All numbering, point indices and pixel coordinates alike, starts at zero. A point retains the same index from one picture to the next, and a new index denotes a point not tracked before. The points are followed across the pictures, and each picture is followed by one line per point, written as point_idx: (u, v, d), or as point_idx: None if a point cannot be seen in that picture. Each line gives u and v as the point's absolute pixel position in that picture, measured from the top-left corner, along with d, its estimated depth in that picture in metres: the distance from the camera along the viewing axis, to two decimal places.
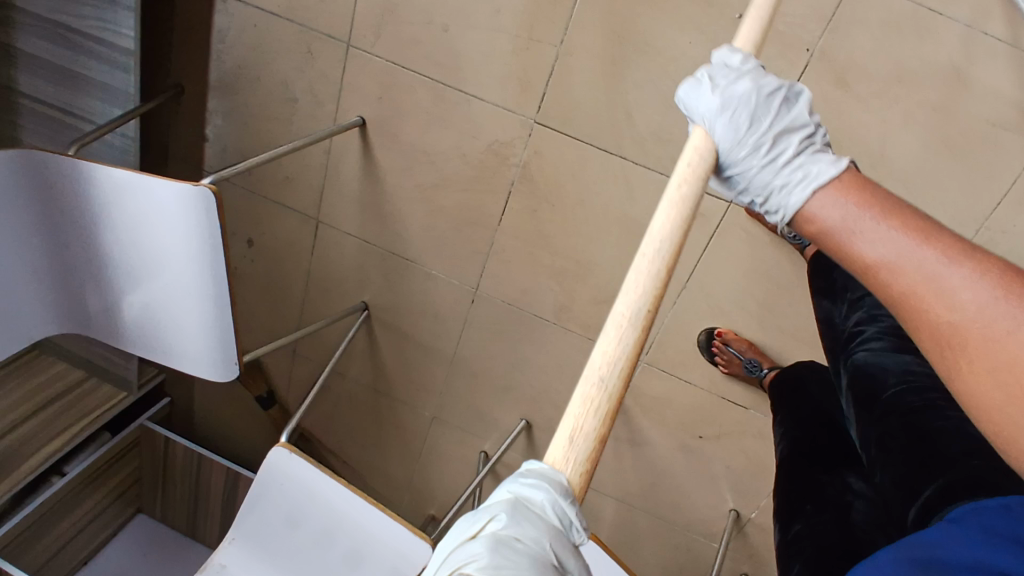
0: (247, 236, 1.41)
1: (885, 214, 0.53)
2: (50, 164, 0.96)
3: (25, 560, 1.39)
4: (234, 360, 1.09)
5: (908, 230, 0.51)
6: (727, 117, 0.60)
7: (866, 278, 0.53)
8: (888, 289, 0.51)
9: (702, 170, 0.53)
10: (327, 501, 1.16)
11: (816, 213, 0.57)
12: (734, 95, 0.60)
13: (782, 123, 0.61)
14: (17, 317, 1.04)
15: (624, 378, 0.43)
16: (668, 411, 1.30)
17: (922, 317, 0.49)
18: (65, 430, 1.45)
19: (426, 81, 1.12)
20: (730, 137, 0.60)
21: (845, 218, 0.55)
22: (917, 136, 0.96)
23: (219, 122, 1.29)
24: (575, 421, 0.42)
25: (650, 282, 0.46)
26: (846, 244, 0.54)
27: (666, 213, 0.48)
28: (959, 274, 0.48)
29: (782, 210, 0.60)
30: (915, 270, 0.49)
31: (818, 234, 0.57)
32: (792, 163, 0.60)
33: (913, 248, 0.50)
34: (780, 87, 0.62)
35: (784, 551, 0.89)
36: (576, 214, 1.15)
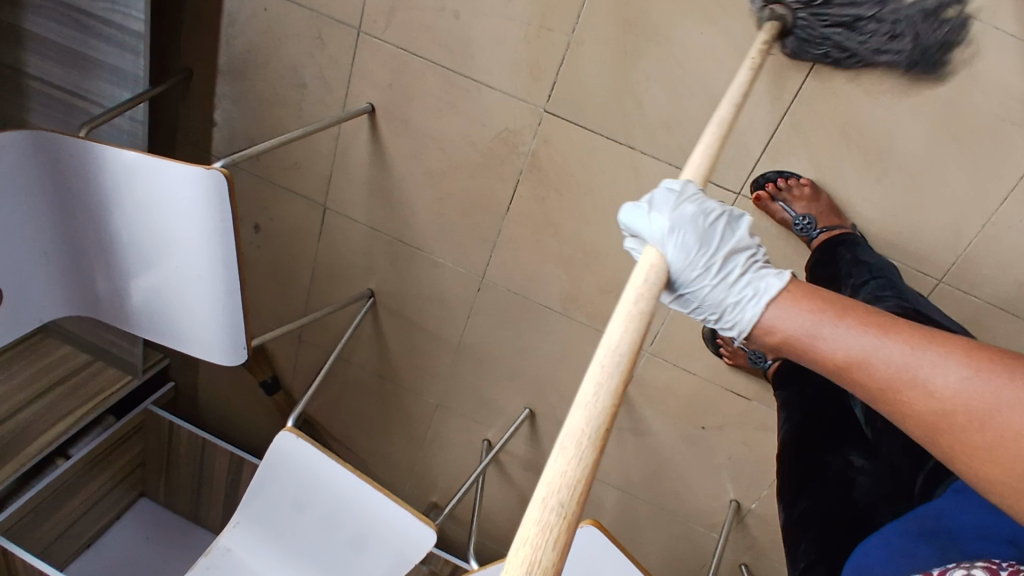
0: (254, 221, 1.41)
1: (839, 315, 0.58)
2: (61, 145, 0.96)
3: (30, 540, 1.40)
4: (242, 344, 1.09)
5: (865, 328, 0.56)
6: (680, 241, 0.62)
7: (841, 376, 0.57)
8: (868, 385, 0.55)
9: (658, 276, 0.58)
10: (331, 479, 1.16)
11: (775, 323, 0.62)
12: (688, 220, 0.63)
13: (729, 245, 0.66)
14: (26, 299, 1.04)
15: (580, 499, 0.41)
16: (671, 401, 1.30)
17: (908, 409, 0.53)
18: (70, 413, 1.45)
19: (437, 68, 1.12)
20: (687, 259, 0.63)
21: (804, 325, 0.59)
22: (927, 129, 0.97)
23: (228, 107, 1.29)
24: (528, 552, 0.39)
25: (616, 365, 0.47)
26: (815, 349, 0.57)
27: (627, 305, 0.52)
28: (928, 361, 0.53)
29: (738, 325, 0.64)
30: (888, 364, 0.54)
31: (784, 343, 0.61)
32: (741, 280, 0.65)
33: (876, 345, 0.55)
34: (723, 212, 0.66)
35: (788, 530, 0.89)
36: (584, 204, 1.16)
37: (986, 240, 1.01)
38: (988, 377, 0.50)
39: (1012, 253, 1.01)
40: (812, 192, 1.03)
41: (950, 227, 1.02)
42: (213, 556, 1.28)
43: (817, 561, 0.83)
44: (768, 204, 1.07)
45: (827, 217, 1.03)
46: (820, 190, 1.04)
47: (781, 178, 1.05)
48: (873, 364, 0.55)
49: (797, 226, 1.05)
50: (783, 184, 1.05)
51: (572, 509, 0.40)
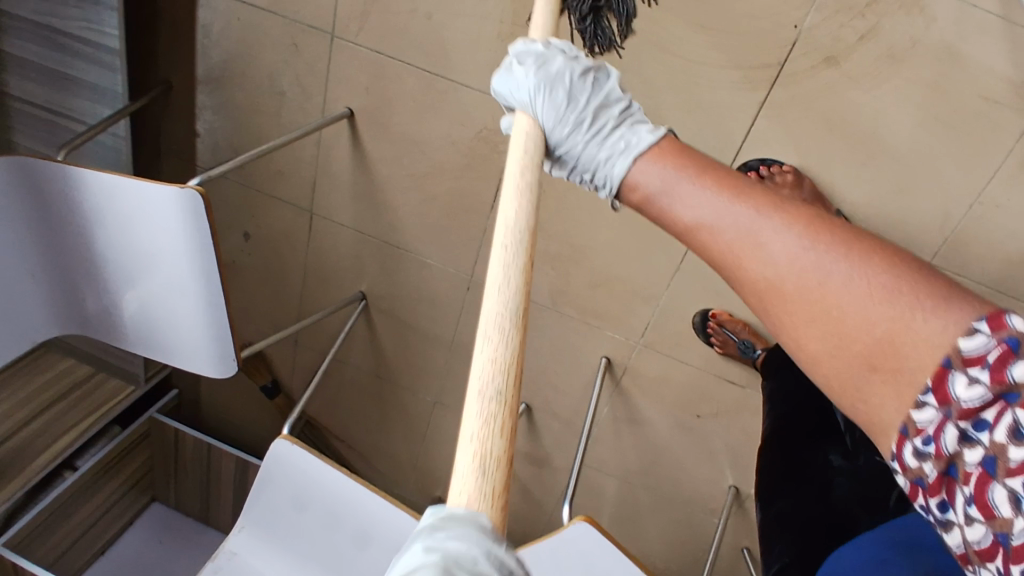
0: (243, 229, 1.42)
1: (694, 178, 0.57)
2: (39, 170, 0.96)
3: (41, 552, 1.44)
4: (231, 356, 1.10)
5: (718, 187, 0.56)
6: (545, 96, 0.62)
7: (684, 237, 0.57)
8: (708, 245, 0.55)
9: (533, 148, 0.55)
10: (332, 488, 1.19)
11: (638, 179, 0.60)
12: (547, 76, 0.63)
13: (597, 98, 0.65)
14: (17, 322, 1.06)
15: (515, 382, 0.38)
16: (666, 391, 1.31)
17: (744, 272, 0.53)
18: (73, 426, 1.49)
19: (413, 71, 1.11)
20: (551, 117, 0.63)
21: (662, 185, 0.58)
22: (911, 113, 0.95)
23: (209, 117, 1.29)
24: (476, 444, 0.35)
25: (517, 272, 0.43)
26: (666, 211, 0.57)
27: (512, 203, 0.48)
28: (771, 227, 0.52)
29: (606, 182, 0.63)
30: (734, 230, 0.54)
31: (642, 201, 0.60)
32: (611, 134, 0.64)
33: (725, 208, 0.54)
34: (586, 63, 0.65)
35: (763, 528, 0.90)
36: (567, 199, 1.15)
37: (975, 221, 1.00)
38: (825, 248, 0.50)
39: (1001, 233, 1.00)
40: (794, 178, 1.00)
41: (938, 210, 1.01)
42: (219, 559, 1.31)
43: (792, 562, 0.84)
44: None
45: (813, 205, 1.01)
46: (803, 176, 1.02)
47: (763, 166, 1.03)
48: (717, 226, 0.55)
49: None
50: (765, 171, 1.03)
51: (512, 394, 0.37)
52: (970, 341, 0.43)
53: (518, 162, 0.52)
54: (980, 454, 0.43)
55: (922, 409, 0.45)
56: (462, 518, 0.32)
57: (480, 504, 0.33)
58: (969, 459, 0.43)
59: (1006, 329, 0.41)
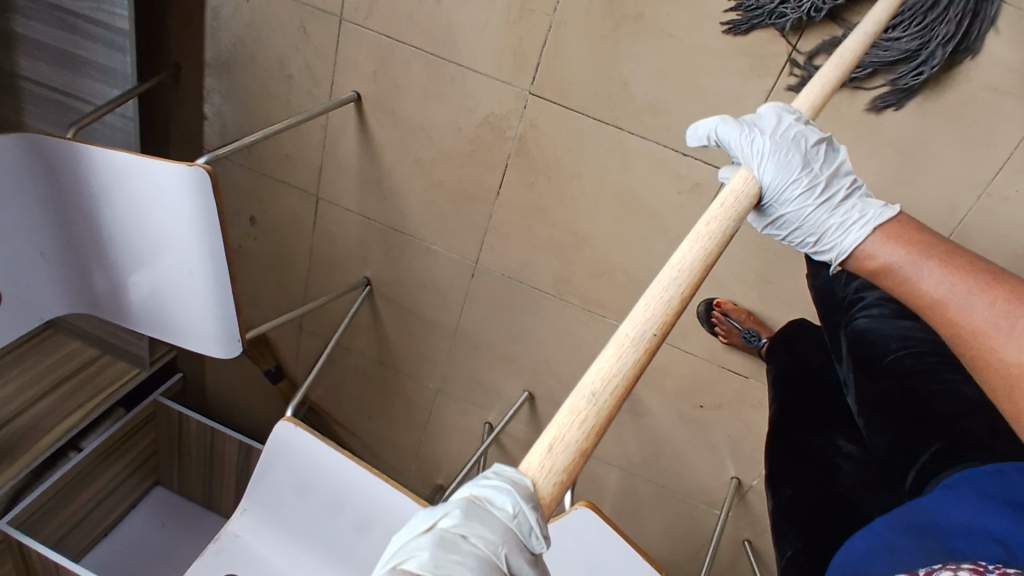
0: (250, 213, 1.42)
1: (947, 265, 0.65)
2: (50, 147, 0.97)
3: (45, 531, 1.45)
4: (237, 338, 1.11)
5: (967, 278, 0.63)
6: (790, 162, 0.71)
7: (926, 310, 0.65)
8: (947, 318, 0.62)
9: (735, 211, 0.59)
10: (329, 471, 1.19)
11: (878, 253, 0.71)
12: (792, 144, 0.72)
13: (828, 168, 0.75)
14: (27, 299, 1.07)
15: (615, 396, 0.45)
16: (667, 381, 1.31)
17: (981, 347, 0.59)
18: (80, 406, 1.50)
19: (420, 55, 1.11)
20: (791, 182, 0.72)
21: (907, 261, 0.67)
22: (919, 102, 0.95)
23: (218, 101, 1.29)
24: (558, 429, 0.43)
25: (662, 308, 0.49)
26: (910, 282, 0.66)
27: (685, 254, 0.53)
28: (1016, 315, 0.58)
29: (837, 246, 0.74)
30: (974, 310, 0.60)
31: (884, 274, 0.70)
32: (842, 202, 0.75)
33: (974, 292, 0.61)
34: (822, 135, 0.75)
35: (775, 516, 0.91)
36: (572, 186, 1.15)
37: (982, 212, 0.99)
38: None
39: (1008, 225, 0.99)
40: None
41: (945, 200, 1.00)
42: (221, 542, 1.33)
43: (801, 549, 0.85)
44: None
45: None
46: None
47: None
48: (963, 307, 0.61)
49: None
50: None
51: (607, 401, 0.44)
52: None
53: (712, 212, 0.58)
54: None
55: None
56: (508, 476, 0.42)
57: (543, 476, 0.42)
58: None
59: None
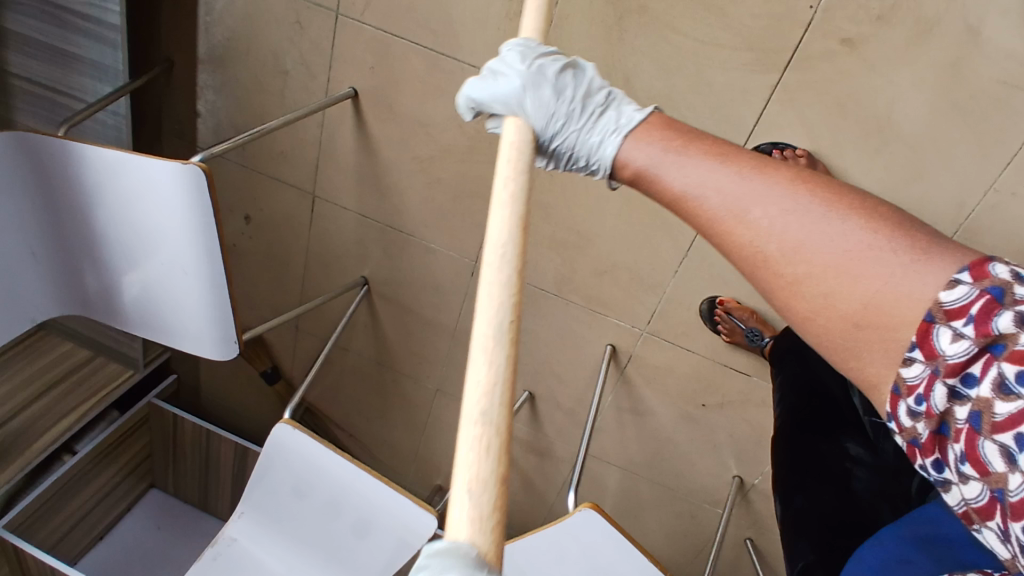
0: (244, 212, 1.40)
1: (681, 150, 0.58)
2: (40, 145, 0.95)
3: (38, 536, 1.42)
4: (233, 338, 1.09)
5: (705, 160, 0.57)
6: (531, 94, 0.64)
7: (671, 206, 0.58)
8: (696, 215, 0.56)
9: (523, 166, 0.55)
10: (332, 474, 1.17)
11: (627, 158, 0.62)
12: (529, 75, 0.65)
13: (581, 87, 0.67)
14: (17, 302, 1.04)
15: (506, 404, 0.42)
16: (670, 381, 1.29)
17: (732, 240, 0.55)
18: (74, 409, 1.48)
19: (419, 50, 1.09)
20: (541, 113, 0.65)
21: (650, 160, 0.60)
22: (927, 97, 0.93)
23: (211, 97, 1.27)
24: (472, 469, 0.39)
25: (505, 290, 0.46)
26: (657, 182, 0.58)
27: (500, 228, 0.49)
28: (756, 195, 0.54)
29: (604, 163, 0.65)
30: (719, 199, 0.55)
31: (630, 178, 0.62)
32: (601, 119, 0.66)
33: (713, 176, 0.56)
34: (564, 59, 0.67)
35: (785, 526, 0.92)
36: (575, 182, 1.13)
37: (988, 209, 0.98)
38: (808, 212, 0.52)
39: (1015, 221, 0.98)
40: (807, 162, 0.99)
41: (952, 196, 0.99)
42: (218, 546, 1.29)
43: (815, 562, 0.87)
44: None
45: None
46: (816, 162, 1.01)
47: (775, 149, 1.01)
48: (706, 199, 0.56)
49: None
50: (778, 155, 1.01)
51: (504, 418, 0.41)
52: (949, 292, 0.47)
53: (503, 175, 0.53)
54: (964, 407, 0.47)
55: (909, 364, 0.49)
56: (446, 548, 0.37)
57: (478, 526, 0.38)
58: (959, 415, 0.48)
59: (987, 278, 0.46)
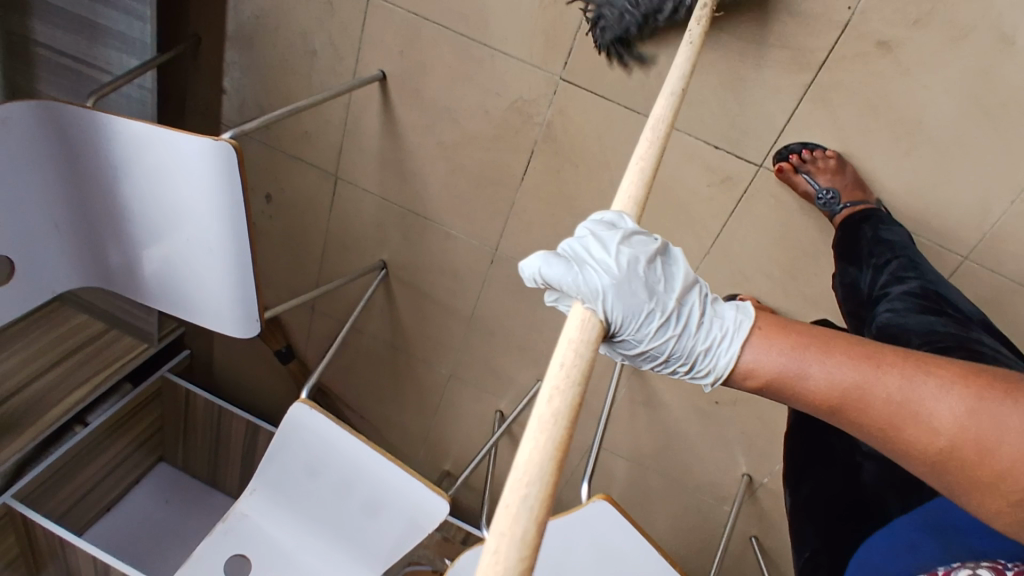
0: (266, 191, 1.40)
1: (826, 352, 0.57)
2: (69, 116, 0.95)
3: (48, 505, 1.43)
4: (255, 317, 1.10)
5: (854, 362, 0.56)
6: (631, 301, 0.60)
7: (835, 412, 0.57)
8: (866, 421, 0.55)
9: (579, 374, 0.47)
10: (347, 455, 1.18)
11: (756, 364, 0.60)
12: (625, 278, 0.60)
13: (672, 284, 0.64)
14: (38, 271, 1.04)
15: (532, 541, 0.42)
16: (685, 375, 1.29)
17: (913, 445, 0.53)
18: (90, 379, 1.49)
19: (449, 34, 1.08)
20: (635, 314, 0.60)
21: (786, 365, 0.58)
22: (959, 103, 0.92)
23: (237, 74, 1.26)
24: None
25: (511, 556, 0.41)
26: (807, 389, 0.57)
27: (539, 431, 0.45)
28: (924, 393, 0.53)
29: (712, 372, 0.63)
30: (886, 400, 0.54)
31: (762, 385, 0.60)
32: (702, 323, 0.64)
33: (872, 379, 0.55)
34: (657, 251, 0.64)
35: (792, 513, 0.97)
36: (600, 174, 1.13)
37: (1015, 218, 0.98)
38: (985, 405, 0.51)
39: None
40: (836, 164, 0.98)
41: (978, 204, 0.98)
42: (230, 521, 1.30)
43: (820, 549, 0.91)
44: (791, 176, 1.02)
45: (851, 191, 1.00)
46: (845, 164, 1.00)
47: (805, 149, 1.00)
48: (874, 404, 0.55)
49: (821, 200, 1.00)
50: (807, 155, 1.00)
51: (527, 556, 0.41)
52: None
53: (565, 349, 0.49)
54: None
55: None
56: None
57: None
58: None
59: None
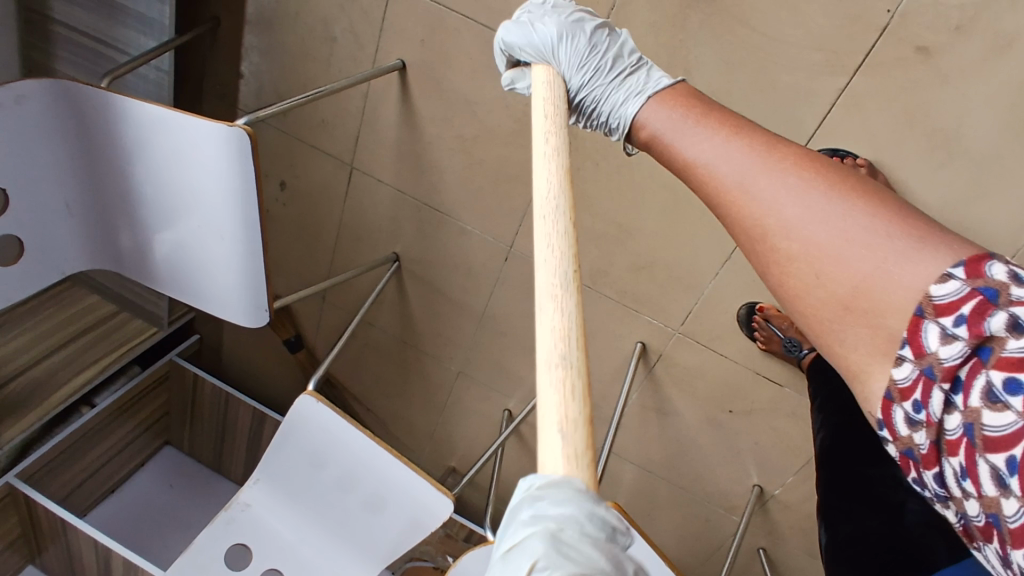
0: (280, 178, 1.38)
1: (698, 121, 0.60)
2: (81, 96, 0.93)
3: (52, 486, 1.44)
4: (263, 305, 1.08)
5: (718, 130, 0.59)
6: (564, 45, 0.70)
7: (683, 174, 0.61)
8: (701, 183, 0.59)
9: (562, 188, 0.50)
10: (352, 451, 1.16)
11: (647, 120, 0.66)
12: (562, 27, 0.71)
13: (614, 48, 0.72)
14: (48, 253, 1.03)
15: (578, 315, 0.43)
16: (698, 384, 1.27)
17: (732, 210, 0.56)
18: (98, 360, 1.48)
19: (471, 26, 1.06)
20: (571, 62, 0.71)
21: (669, 128, 0.63)
22: (1002, 114, 0.88)
23: (255, 59, 1.24)
24: (558, 376, 0.39)
25: (564, 241, 0.46)
26: (671, 149, 0.61)
27: (546, 247, 0.46)
28: (759, 169, 0.55)
29: (620, 120, 0.70)
30: (720, 166, 0.57)
31: (650, 141, 0.66)
32: (629, 79, 0.70)
33: (724, 149, 0.57)
34: (605, 23, 0.73)
35: (829, 552, 0.93)
36: (619, 175, 1.10)
37: None
38: (807, 189, 0.53)
39: None
40: (868, 172, 0.95)
41: (1016, 220, 0.94)
42: (233, 511, 1.28)
43: None
44: None
45: None
46: (876, 172, 0.96)
47: (836, 157, 0.97)
48: (710, 168, 0.57)
49: None
50: (838, 163, 0.97)
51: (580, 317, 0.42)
52: (940, 287, 0.44)
53: (545, 172, 0.51)
54: (960, 348, 0.43)
55: (901, 364, 0.47)
56: (559, 482, 0.37)
57: (575, 417, 0.38)
58: (952, 422, 0.44)
59: (981, 277, 0.43)
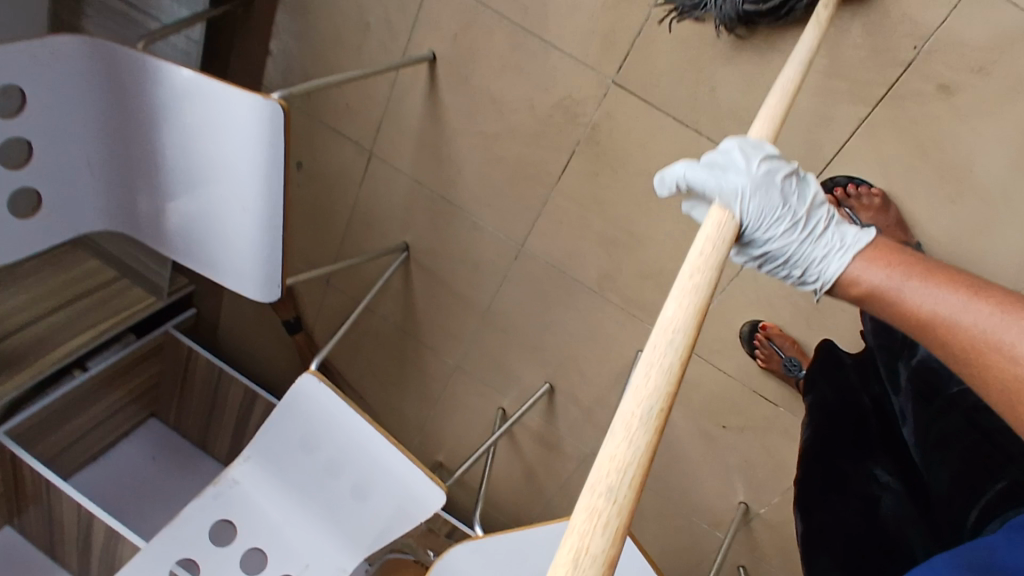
0: (298, 158, 1.39)
1: (927, 279, 0.60)
2: (116, 56, 0.94)
3: (38, 447, 1.42)
4: (278, 281, 1.08)
5: (955, 290, 0.59)
6: (768, 203, 0.64)
7: (919, 332, 0.60)
8: (944, 340, 0.58)
9: (705, 282, 0.47)
10: (347, 432, 1.17)
11: (858, 276, 0.66)
12: (768, 181, 0.64)
13: (805, 199, 0.68)
14: (65, 209, 1.03)
15: (663, 411, 0.41)
16: (694, 397, 1.28)
17: (987, 371, 0.55)
18: (95, 324, 1.46)
19: (506, 24, 1.08)
20: (771, 219, 0.65)
21: (889, 282, 0.63)
22: (1015, 157, 0.91)
23: (285, 38, 1.25)
24: (601, 472, 0.39)
25: (668, 369, 0.43)
26: (898, 302, 0.61)
27: (668, 321, 0.45)
28: (1014, 328, 0.54)
29: (821, 277, 0.69)
30: (971, 324, 0.56)
31: (865, 296, 0.65)
32: (824, 232, 0.69)
33: (964, 307, 0.57)
34: (793, 165, 0.67)
35: (803, 543, 0.88)
36: (637, 182, 1.12)
37: None
38: None
39: None
40: (881, 203, 0.97)
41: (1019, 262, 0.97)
42: (221, 486, 1.27)
43: None
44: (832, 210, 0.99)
45: (893, 232, 0.97)
46: (889, 203, 0.98)
47: (851, 184, 0.99)
48: (957, 326, 0.57)
49: None
50: (852, 190, 0.98)
51: (660, 418, 0.41)
52: None
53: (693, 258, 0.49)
54: None
55: None
56: None
57: (609, 519, 0.37)
58: None
59: None
